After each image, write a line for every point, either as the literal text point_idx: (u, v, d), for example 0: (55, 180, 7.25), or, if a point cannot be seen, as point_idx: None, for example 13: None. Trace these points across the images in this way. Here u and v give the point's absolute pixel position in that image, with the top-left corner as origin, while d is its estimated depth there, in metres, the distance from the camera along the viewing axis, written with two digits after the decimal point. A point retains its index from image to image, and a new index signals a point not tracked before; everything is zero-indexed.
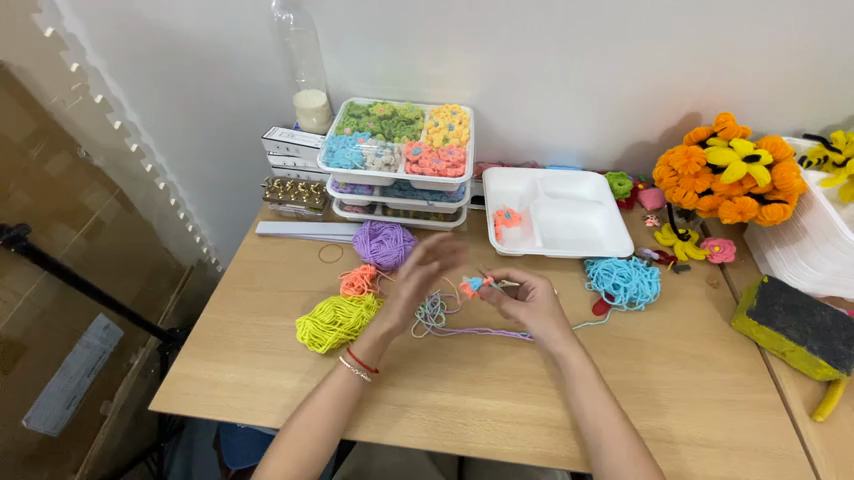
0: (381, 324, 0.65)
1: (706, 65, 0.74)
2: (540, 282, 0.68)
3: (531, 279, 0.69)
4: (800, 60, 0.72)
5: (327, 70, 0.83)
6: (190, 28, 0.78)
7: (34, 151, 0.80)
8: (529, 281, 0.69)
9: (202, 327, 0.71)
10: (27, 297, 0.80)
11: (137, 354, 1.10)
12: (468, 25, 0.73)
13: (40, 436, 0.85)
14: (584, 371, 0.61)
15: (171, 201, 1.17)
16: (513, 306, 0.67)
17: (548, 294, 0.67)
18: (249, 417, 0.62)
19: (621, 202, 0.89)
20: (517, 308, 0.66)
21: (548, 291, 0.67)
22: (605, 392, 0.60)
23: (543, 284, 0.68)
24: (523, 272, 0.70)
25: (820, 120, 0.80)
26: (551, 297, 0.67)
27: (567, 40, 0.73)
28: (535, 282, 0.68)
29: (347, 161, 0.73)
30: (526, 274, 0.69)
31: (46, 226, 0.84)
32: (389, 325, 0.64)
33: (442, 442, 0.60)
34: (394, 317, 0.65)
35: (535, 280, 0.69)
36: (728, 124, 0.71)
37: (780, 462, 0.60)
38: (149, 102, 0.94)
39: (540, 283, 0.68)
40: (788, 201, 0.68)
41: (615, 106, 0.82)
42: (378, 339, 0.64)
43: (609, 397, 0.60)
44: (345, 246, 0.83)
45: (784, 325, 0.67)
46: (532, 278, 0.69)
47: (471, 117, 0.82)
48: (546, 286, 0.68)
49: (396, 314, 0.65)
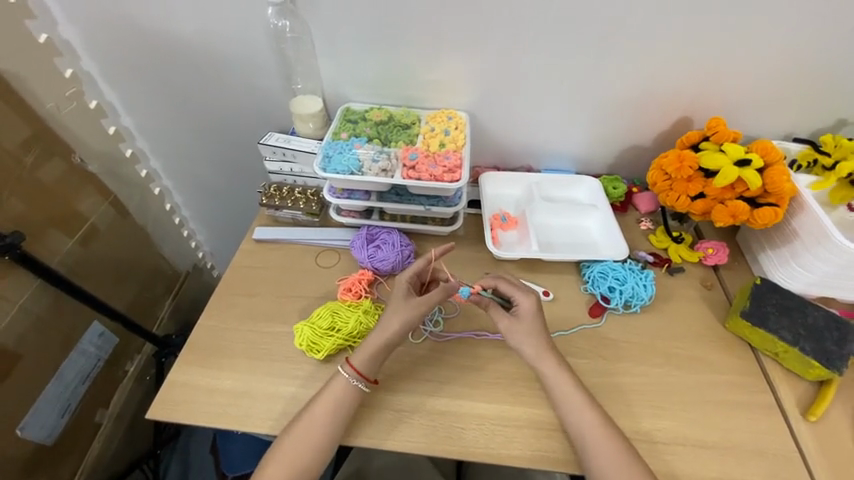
0: (386, 335, 0.64)
1: (697, 70, 0.75)
2: (525, 297, 0.67)
3: (516, 292, 0.68)
4: (790, 64, 0.73)
5: (323, 76, 0.83)
6: (185, 35, 0.79)
7: (28, 158, 0.80)
8: (512, 293, 0.68)
9: (199, 334, 0.71)
10: (21, 304, 0.79)
11: (132, 361, 1.09)
12: (462, 31, 0.74)
13: (36, 445, 0.85)
14: (560, 377, 0.62)
15: (166, 207, 1.17)
16: (498, 313, 0.67)
17: (532, 311, 0.66)
18: (248, 424, 0.62)
19: (616, 206, 0.89)
20: (500, 316, 0.67)
21: (529, 307, 0.66)
22: (586, 395, 0.61)
23: (529, 299, 0.67)
24: (511, 287, 0.68)
25: (809, 123, 0.81)
26: (533, 314, 0.66)
27: (560, 46, 0.74)
28: (519, 295, 0.67)
29: (345, 166, 0.73)
30: (512, 288, 0.68)
31: (40, 233, 0.83)
32: (394, 339, 0.64)
33: (442, 446, 0.60)
34: (401, 332, 0.64)
35: (519, 295, 0.67)
36: (719, 129, 0.72)
37: (774, 462, 0.61)
38: (144, 107, 0.93)
39: (526, 299, 0.67)
40: (779, 204, 0.69)
41: (609, 111, 0.83)
42: (378, 349, 0.63)
43: (592, 401, 0.61)
44: (343, 251, 0.83)
45: (777, 327, 0.68)
46: (518, 290, 0.68)
47: (467, 122, 0.82)
48: (531, 302, 0.67)
49: (402, 331, 0.64)
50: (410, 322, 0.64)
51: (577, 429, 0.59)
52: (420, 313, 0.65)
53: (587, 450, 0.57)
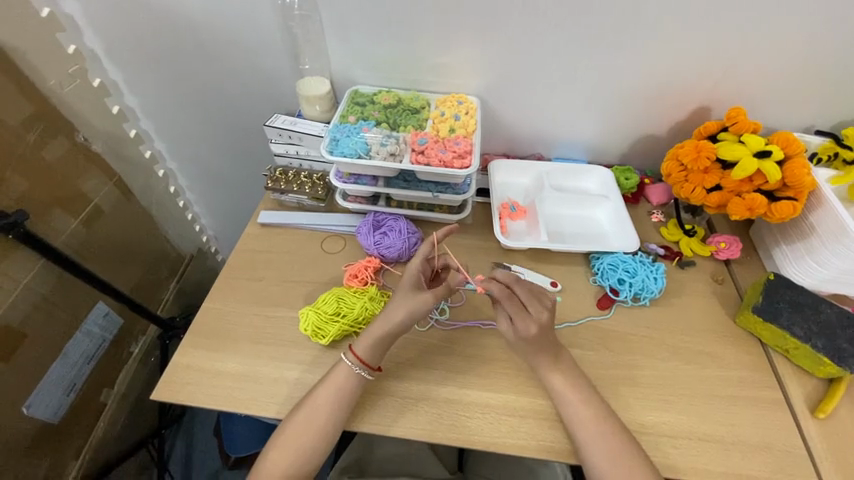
0: (389, 325, 0.62)
1: (719, 57, 0.73)
2: (525, 326, 0.61)
3: (517, 317, 0.62)
4: (818, 54, 0.71)
5: (332, 56, 0.81)
6: (190, 10, 0.77)
7: (32, 135, 0.79)
8: (514, 316, 0.62)
9: (203, 317, 0.70)
10: (27, 283, 0.79)
11: (137, 342, 1.09)
12: (476, 14, 0.71)
13: (40, 423, 0.85)
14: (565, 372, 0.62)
15: (171, 189, 1.15)
16: (502, 315, 0.64)
17: (529, 339, 0.61)
18: (253, 408, 0.62)
19: (628, 197, 0.88)
20: (502, 321, 0.64)
21: (524, 336, 0.61)
22: (590, 390, 0.61)
23: (530, 326, 0.61)
24: (516, 309, 0.62)
25: (832, 115, 0.78)
26: (532, 341, 0.61)
27: (577, 31, 0.72)
28: (519, 322, 0.61)
29: (352, 150, 0.71)
30: (513, 311, 0.62)
31: (44, 212, 0.83)
32: (398, 329, 0.62)
33: (446, 434, 0.60)
34: (406, 323, 0.62)
35: (520, 320, 0.61)
36: (739, 118, 0.70)
37: (782, 459, 0.60)
38: (149, 86, 0.91)
39: (526, 327, 0.61)
40: (798, 198, 0.68)
41: (624, 99, 0.81)
42: (382, 338, 0.62)
43: (595, 397, 0.60)
44: (348, 237, 0.82)
45: (789, 323, 0.67)
46: (521, 315, 0.62)
47: (478, 107, 0.80)
48: (531, 331, 0.60)
49: (406, 322, 0.62)
50: (415, 315, 0.62)
51: (580, 424, 0.58)
52: (425, 305, 0.62)
53: (591, 443, 0.57)
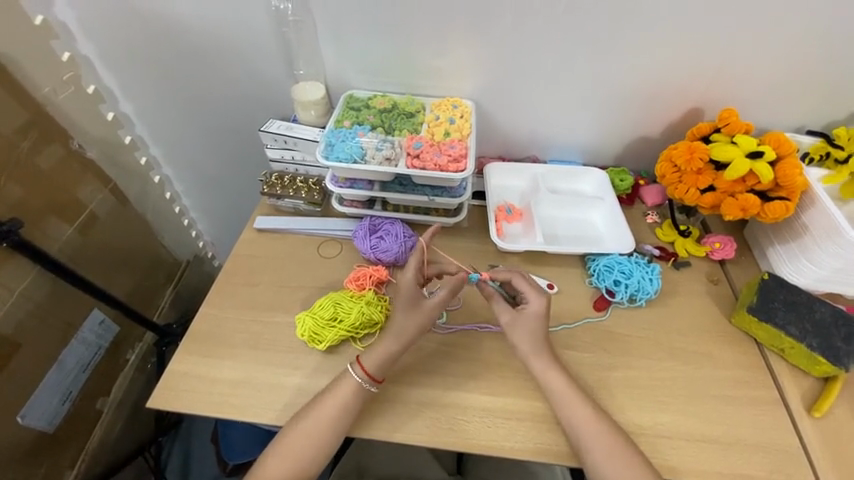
0: (400, 342, 0.63)
1: (712, 59, 0.73)
2: (538, 300, 0.64)
3: (530, 292, 0.65)
4: (807, 55, 0.71)
5: (326, 61, 0.81)
6: (184, 16, 0.77)
7: (25, 143, 0.78)
8: (526, 292, 0.65)
9: (200, 323, 0.70)
10: (21, 292, 0.79)
11: (133, 349, 1.09)
12: (469, 17, 0.72)
13: (36, 432, 0.84)
14: (561, 375, 0.62)
15: (166, 195, 1.15)
16: (502, 305, 0.66)
17: (540, 314, 0.64)
18: (250, 413, 0.62)
19: (623, 198, 0.88)
20: (504, 309, 0.65)
21: (537, 310, 0.64)
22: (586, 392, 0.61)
23: (541, 301, 0.64)
24: (527, 285, 0.66)
25: (823, 115, 0.79)
26: (541, 316, 0.64)
27: (571, 33, 0.72)
28: (532, 296, 0.65)
29: (347, 154, 0.71)
30: (528, 288, 0.65)
31: (39, 220, 0.82)
32: (407, 343, 0.63)
33: (445, 439, 0.60)
34: (415, 336, 0.63)
35: (533, 294, 0.65)
36: (731, 120, 0.70)
37: (779, 458, 0.60)
38: (142, 92, 0.91)
39: (539, 300, 0.64)
40: (790, 198, 0.68)
41: (618, 102, 0.81)
42: (392, 354, 0.62)
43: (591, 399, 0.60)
44: (345, 241, 0.82)
45: (784, 322, 0.67)
46: (533, 290, 0.65)
47: (472, 111, 0.80)
48: (543, 305, 0.64)
49: (412, 335, 0.63)
50: (424, 325, 0.63)
51: (578, 426, 0.58)
52: (432, 314, 0.63)
53: (588, 445, 0.57)
